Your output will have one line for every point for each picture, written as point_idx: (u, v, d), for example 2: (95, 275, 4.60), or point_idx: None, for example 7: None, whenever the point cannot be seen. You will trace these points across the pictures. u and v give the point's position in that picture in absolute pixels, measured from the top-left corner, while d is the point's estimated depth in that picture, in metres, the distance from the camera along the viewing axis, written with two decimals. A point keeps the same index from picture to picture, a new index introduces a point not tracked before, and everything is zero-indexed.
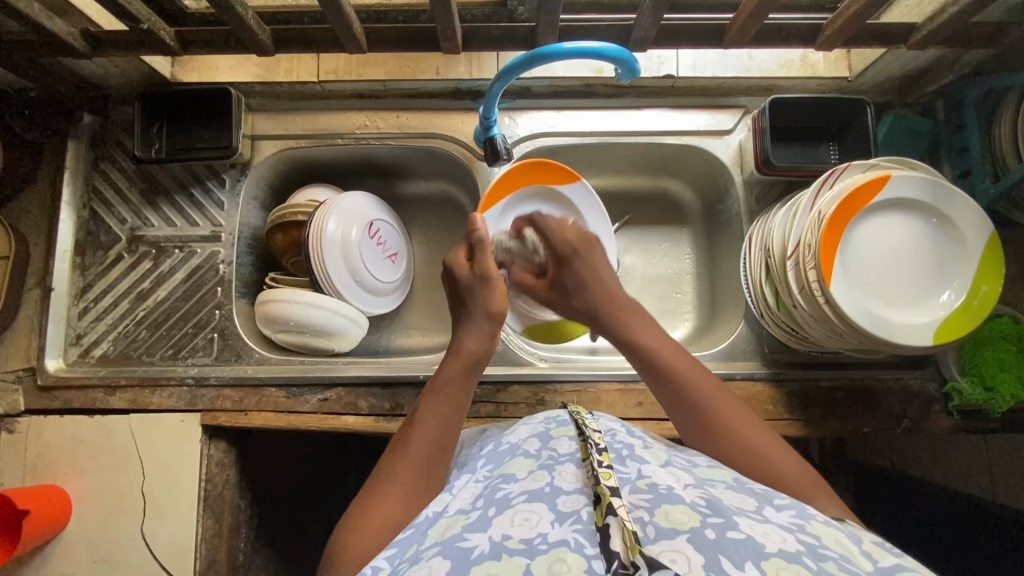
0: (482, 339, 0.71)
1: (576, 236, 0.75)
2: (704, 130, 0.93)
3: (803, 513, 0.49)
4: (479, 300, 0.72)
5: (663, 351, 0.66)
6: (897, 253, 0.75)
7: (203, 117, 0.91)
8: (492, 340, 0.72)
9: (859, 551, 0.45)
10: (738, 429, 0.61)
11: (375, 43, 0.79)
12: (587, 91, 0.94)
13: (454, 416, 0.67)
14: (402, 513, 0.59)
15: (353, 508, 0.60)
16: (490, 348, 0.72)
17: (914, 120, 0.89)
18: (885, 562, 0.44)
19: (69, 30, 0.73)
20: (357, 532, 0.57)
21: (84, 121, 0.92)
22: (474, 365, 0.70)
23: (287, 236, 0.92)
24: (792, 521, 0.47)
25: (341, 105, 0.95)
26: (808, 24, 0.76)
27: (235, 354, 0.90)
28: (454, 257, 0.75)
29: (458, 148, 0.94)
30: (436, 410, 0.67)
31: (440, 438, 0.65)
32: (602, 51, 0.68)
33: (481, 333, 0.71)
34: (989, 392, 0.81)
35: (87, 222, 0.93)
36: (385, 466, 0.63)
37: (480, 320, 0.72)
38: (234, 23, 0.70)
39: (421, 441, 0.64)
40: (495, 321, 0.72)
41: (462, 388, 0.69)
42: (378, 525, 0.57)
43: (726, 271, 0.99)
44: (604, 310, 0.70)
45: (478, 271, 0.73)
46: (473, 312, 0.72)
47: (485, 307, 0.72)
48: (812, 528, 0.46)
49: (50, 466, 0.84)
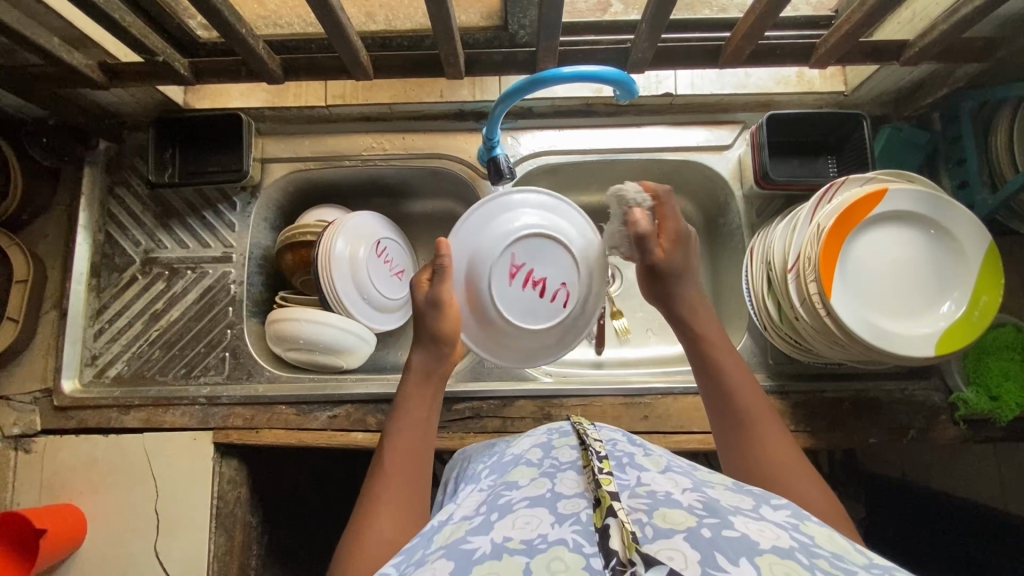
0: (430, 355, 0.76)
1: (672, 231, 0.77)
2: (703, 146, 0.95)
3: (798, 513, 0.49)
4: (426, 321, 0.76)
5: (723, 347, 0.73)
6: (900, 266, 0.76)
7: (214, 142, 0.94)
8: (441, 358, 0.77)
9: (853, 547, 0.46)
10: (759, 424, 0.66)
11: (382, 70, 0.82)
12: (587, 110, 0.96)
13: (422, 435, 0.71)
14: (396, 530, 0.60)
15: (350, 531, 0.60)
16: (442, 364, 0.77)
17: (911, 133, 0.90)
18: (880, 559, 0.45)
19: (87, 63, 0.76)
20: (359, 550, 0.57)
21: (100, 147, 0.95)
22: (427, 378, 0.75)
23: (296, 256, 0.94)
24: (788, 519, 0.48)
25: (348, 128, 0.97)
26: (801, 42, 0.78)
27: (246, 373, 0.92)
28: (421, 277, 0.79)
29: (461, 167, 0.96)
30: (405, 425, 0.71)
31: (415, 452, 0.69)
32: (600, 74, 0.70)
33: (430, 352, 0.76)
34: (994, 402, 0.82)
35: (102, 245, 0.95)
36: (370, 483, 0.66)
37: (427, 341, 0.76)
38: (243, 52, 0.73)
39: (397, 457, 0.68)
40: (443, 344, 0.77)
41: (426, 402, 0.74)
42: (375, 542, 0.58)
43: (729, 283, 1.00)
44: (684, 305, 0.77)
45: (432, 297, 0.76)
46: (422, 333, 0.76)
47: (433, 330, 0.76)
48: (807, 527, 0.47)
49: (66, 485, 0.86)
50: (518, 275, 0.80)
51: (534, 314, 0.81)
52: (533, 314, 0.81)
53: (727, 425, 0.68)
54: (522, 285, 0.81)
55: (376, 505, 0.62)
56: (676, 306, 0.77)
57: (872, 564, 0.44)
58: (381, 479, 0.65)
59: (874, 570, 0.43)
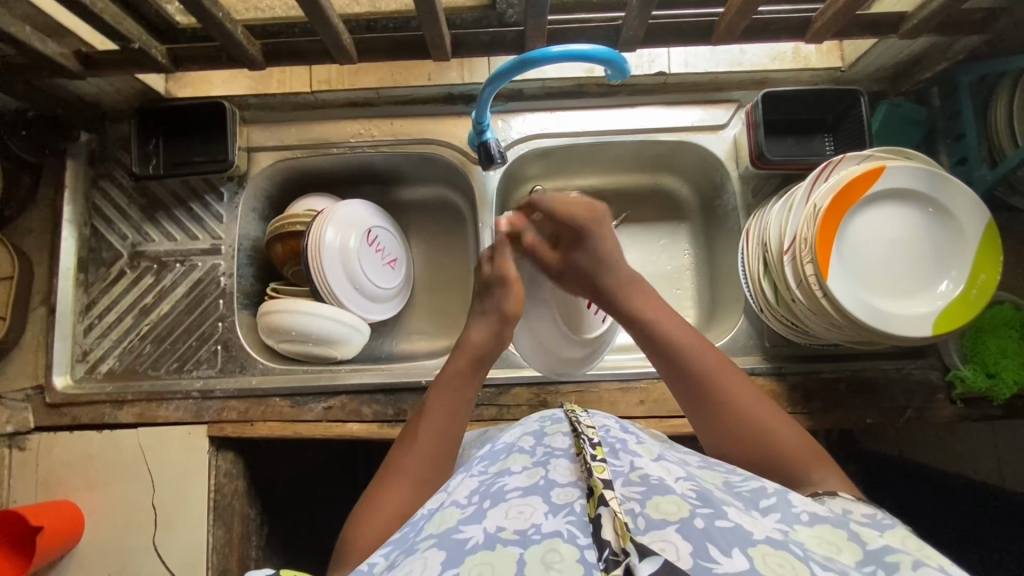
0: (489, 334, 0.73)
1: (581, 209, 0.75)
2: (697, 126, 0.93)
3: (789, 514, 0.49)
4: (494, 299, 0.74)
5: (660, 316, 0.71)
6: (878, 235, 0.75)
7: (198, 131, 0.91)
8: (501, 339, 0.74)
9: (846, 541, 0.47)
10: (727, 386, 0.65)
11: (366, 54, 0.80)
12: (578, 92, 0.94)
13: (459, 415, 0.69)
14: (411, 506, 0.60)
15: (366, 496, 0.62)
16: (498, 345, 0.73)
17: (908, 109, 0.88)
18: (872, 546, 0.46)
19: (62, 52, 0.74)
20: (371, 519, 0.59)
21: (82, 139, 0.93)
22: (479, 359, 0.72)
23: (286, 246, 0.93)
24: (779, 525, 0.47)
25: (335, 114, 0.95)
26: (797, 17, 0.76)
27: (239, 365, 0.91)
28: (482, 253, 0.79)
29: (452, 153, 0.94)
30: (441, 400, 0.69)
31: (448, 430, 0.67)
32: (591, 53, 0.68)
33: (491, 329, 0.73)
34: (992, 378, 0.81)
35: (89, 239, 0.94)
36: (392, 456, 0.66)
37: (489, 317, 0.73)
38: (222, 38, 0.70)
39: (429, 430, 0.67)
40: (505, 324, 0.73)
41: (469, 382, 0.71)
42: (387, 514, 0.59)
43: (725, 265, 0.99)
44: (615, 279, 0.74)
45: (496, 273, 0.74)
46: (488, 308, 0.74)
47: (500, 308, 0.73)
48: (798, 531, 0.47)
49: (62, 482, 0.86)
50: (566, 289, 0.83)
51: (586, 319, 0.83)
52: (578, 317, 0.83)
53: (695, 403, 0.66)
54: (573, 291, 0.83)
55: (397, 476, 0.62)
56: (598, 282, 0.74)
57: (864, 561, 0.45)
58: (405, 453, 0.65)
59: (865, 568, 0.44)
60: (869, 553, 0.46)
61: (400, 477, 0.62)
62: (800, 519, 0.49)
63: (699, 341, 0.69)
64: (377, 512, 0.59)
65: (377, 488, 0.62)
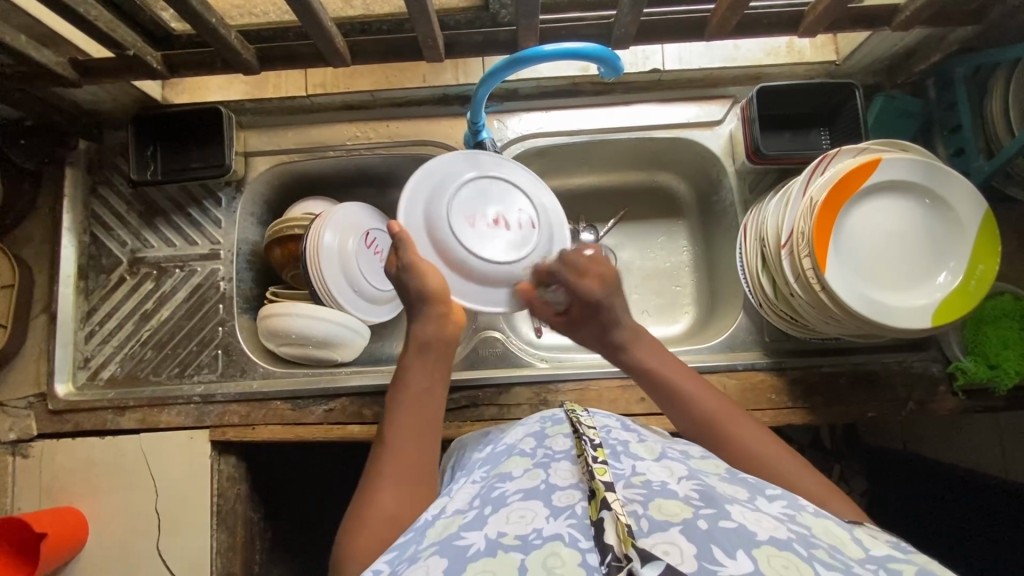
0: (430, 321, 0.71)
1: (603, 278, 0.74)
2: (693, 122, 0.93)
3: (794, 503, 0.50)
4: (413, 289, 0.71)
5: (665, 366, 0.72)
6: (887, 235, 0.75)
7: (195, 136, 0.92)
8: (440, 322, 0.72)
9: (850, 540, 0.46)
10: (732, 430, 0.65)
11: (360, 56, 0.80)
12: (574, 90, 0.94)
13: (423, 407, 0.69)
14: (400, 506, 0.60)
15: (353, 507, 0.61)
16: (442, 329, 0.72)
17: (904, 101, 0.88)
18: (876, 551, 0.46)
19: (57, 60, 0.74)
20: (361, 531, 0.58)
21: (80, 147, 0.94)
22: (425, 346, 0.71)
23: (284, 250, 0.93)
24: (784, 511, 0.48)
25: (331, 118, 0.96)
26: (790, 11, 0.76)
27: (240, 370, 0.91)
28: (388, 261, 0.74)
29: (448, 154, 0.95)
30: (410, 404, 0.69)
31: (419, 432, 0.67)
32: (583, 51, 0.68)
33: (426, 318, 0.71)
34: (993, 369, 0.81)
35: (88, 247, 0.94)
36: (373, 461, 0.65)
37: (419, 307, 0.71)
38: (216, 43, 0.71)
39: (404, 435, 0.67)
40: (436, 305, 0.71)
41: (434, 377, 0.71)
42: (377, 517, 0.59)
43: (723, 260, 0.99)
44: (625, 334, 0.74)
45: (408, 263, 0.71)
46: (412, 299, 0.72)
47: (421, 295, 0.71)
48: (803, 518, 0.47)
49: (67, 488, 0.86)
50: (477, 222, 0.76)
51: (522, 247, 0.76)
52: (499, 245, 0.76)
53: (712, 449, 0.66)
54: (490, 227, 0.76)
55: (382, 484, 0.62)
56: (611, 342, 0.75)
57: (868, 560, 0.44)
58: (383, 458, 0.65)
59: (870, 565, 0.43)
60: (872, 555, 0.45)
61: (385, 484, 0.62)
62: (805, 509, 0.49)
63: (699, 384, 0.70)
64: (364, 525, 0.58)
65: (363, 497, 0.61)
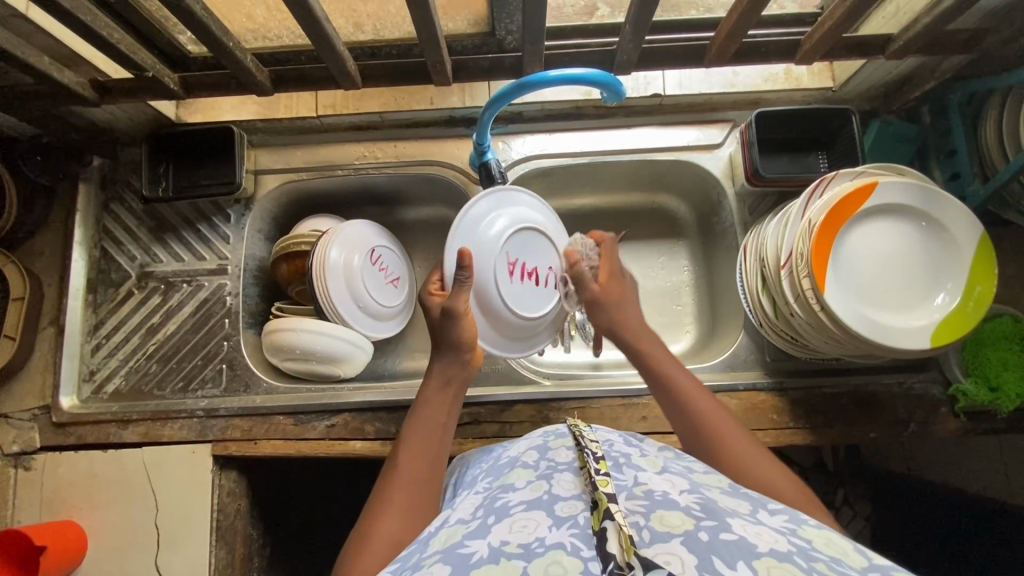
0: (451, 361, 0.74)
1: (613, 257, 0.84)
2: (693, 145, 0.95)
3: (796, 518, 0.49)
4: (446, 332, 0.73)
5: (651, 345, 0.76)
6: (880, 241, 0.76)
7: (207, 155, 0.94)
8: (463, 367, 0.74)
9: (854, 549, 0.46)
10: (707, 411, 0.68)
11: (370, 79, 0.83)
12: (576, 114, 0.96)
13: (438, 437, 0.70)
14: (405, 531, 0.59)
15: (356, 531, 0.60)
16: (464, 374, 0.75)
17: (900, 127, 0.90)
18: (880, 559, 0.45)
19: (78, 80, 0.77)
20: (364, 548, 0.57)
21: (94, 164, 0.96)
22: (447, 382, 0.73)
23: (291, 266, 0.94)
24: (786, 525, 0.48)
25: (339, 138, 0.98)
26: (787, 40, 0.79)
27: (244, 384, 0.92)
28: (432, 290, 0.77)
29: (454, 173, 0.97)
30: (420, 427, 0.70)
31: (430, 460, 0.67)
32: (586, 76, 0.70)
33: (450, 362, 0.74)
34: (994, 392, 0.81)
35: (98, 261, 0.96)
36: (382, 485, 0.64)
37: (449, 351, 0.74)
38: (233, 66, 0.74)
39: (415, 462, 0.66)
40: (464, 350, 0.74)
41: (443, 408, 0.72)
42: (381, 542, 0.57)
43: (724, 281, 1.00)
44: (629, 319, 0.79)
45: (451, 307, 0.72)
46: (443, 344, 0.74)
47: (452, 339, 0.73)
48: (805, 533, 0.47)
49: (67, 501, 0.86)
50: (516, 269, 0.81)
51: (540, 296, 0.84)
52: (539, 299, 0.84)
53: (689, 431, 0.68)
54: (522, 280, 0.82)
55: (387, 506, 0.61)
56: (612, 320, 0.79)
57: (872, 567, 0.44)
58: (392, 482, 0.64)
59: (874, 573, 0.43)
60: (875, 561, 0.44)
61: (389, 504, 0.61)
62: (807, 523, 0.49)
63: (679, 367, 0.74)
64: (369, 545, 0.57)
65: (368, 521, 0.60)
